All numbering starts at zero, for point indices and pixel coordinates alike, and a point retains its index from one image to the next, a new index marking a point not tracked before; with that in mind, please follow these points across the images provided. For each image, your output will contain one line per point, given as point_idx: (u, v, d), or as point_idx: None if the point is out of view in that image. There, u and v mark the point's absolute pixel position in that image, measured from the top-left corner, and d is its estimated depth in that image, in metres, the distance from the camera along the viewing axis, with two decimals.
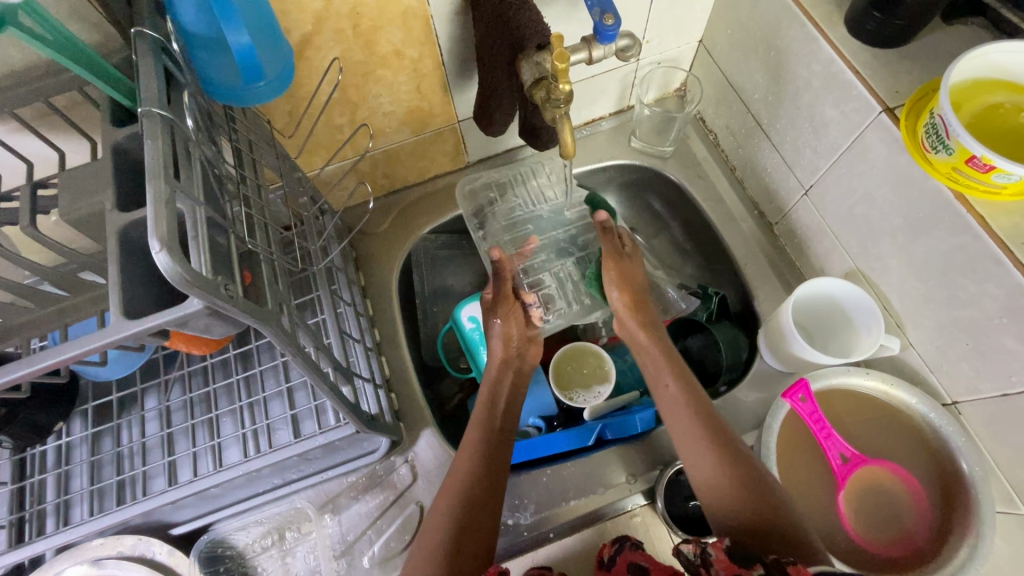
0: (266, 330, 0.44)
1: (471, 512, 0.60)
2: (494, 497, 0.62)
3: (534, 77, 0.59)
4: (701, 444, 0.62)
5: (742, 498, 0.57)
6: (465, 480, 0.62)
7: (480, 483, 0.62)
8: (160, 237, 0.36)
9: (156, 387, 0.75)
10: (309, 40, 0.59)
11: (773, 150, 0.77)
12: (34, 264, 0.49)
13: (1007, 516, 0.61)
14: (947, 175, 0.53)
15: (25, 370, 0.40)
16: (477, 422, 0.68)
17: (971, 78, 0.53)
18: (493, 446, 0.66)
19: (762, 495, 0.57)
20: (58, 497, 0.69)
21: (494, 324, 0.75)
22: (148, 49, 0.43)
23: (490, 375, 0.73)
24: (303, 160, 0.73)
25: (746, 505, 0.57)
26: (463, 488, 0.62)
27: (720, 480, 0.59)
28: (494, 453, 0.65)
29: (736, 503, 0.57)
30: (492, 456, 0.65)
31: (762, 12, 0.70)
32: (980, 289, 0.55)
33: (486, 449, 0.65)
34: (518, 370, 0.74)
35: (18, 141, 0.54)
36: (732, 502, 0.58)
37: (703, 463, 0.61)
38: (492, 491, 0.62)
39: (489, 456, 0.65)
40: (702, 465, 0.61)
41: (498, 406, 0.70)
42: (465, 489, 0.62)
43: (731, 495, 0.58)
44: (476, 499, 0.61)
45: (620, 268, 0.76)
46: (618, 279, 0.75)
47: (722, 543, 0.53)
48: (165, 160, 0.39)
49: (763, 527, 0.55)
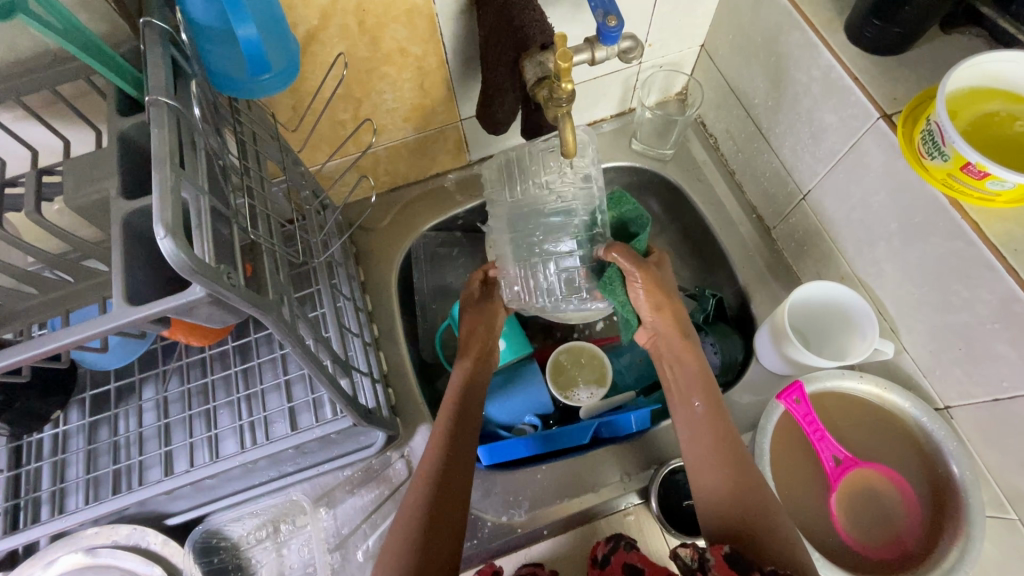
0: (266, 320, 0.45)
1: (435, 511, 0.61)
2: (456, 493, 0.63)
3: (537, 76, 0.60)
4: (711, 454, 0.62)
5: (744, 508, 0.58)
6: (429, 480, 0.63)
7: (441, 482, 0.63)
8: (166, 224, 0.36)
9: (154, 377, 0.76)
10: (314, 35, 0.60)
11: (772, 155, 0.78)
12: (38, 249, 0.49)
13: (996, 520, 0.62)
14: (942, 181, 0.54)
15: (26, 353, 0.40)
16: (439, 422, 0.69)
17: (967, 87, 0.54)
18: (451, 445, 0.66)
19: (759, 504, 0.58)
20: (53, 485, 0.69)
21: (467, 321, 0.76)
22: (157, 39, 0.43)
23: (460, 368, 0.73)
24: (305, 154, 0.74)
25: (744, 517, 0.58)
26: (426, 490, 0.62)
27: (723, 488, 0.60)
28: (454, 451, 0.65)
29: (735, 512, 0.58)
30: (450, 454, 0.65)
31: (763, 18, 0.71)
32: (973, 294, 0.56)
33: (446, 448, 0.65)
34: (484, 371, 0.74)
35: (24, 128, 0.55)
36: (733, 511, 0.58)
37: (710, 469, 0.62)
38: (454, 488, 0.63)
39: (448, 455, 0.65)
40: (708, 473, 0.62)
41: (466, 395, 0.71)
42: (430, 489, 0.62)
43: (732, 504, 0.59)
44: (440, 497, 0.62)
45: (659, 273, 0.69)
46: (663, 278, 0.70)
47: (722, 548, 0.54)
48: (171, 148, 0.40)
49: (756, 539, 0.56)
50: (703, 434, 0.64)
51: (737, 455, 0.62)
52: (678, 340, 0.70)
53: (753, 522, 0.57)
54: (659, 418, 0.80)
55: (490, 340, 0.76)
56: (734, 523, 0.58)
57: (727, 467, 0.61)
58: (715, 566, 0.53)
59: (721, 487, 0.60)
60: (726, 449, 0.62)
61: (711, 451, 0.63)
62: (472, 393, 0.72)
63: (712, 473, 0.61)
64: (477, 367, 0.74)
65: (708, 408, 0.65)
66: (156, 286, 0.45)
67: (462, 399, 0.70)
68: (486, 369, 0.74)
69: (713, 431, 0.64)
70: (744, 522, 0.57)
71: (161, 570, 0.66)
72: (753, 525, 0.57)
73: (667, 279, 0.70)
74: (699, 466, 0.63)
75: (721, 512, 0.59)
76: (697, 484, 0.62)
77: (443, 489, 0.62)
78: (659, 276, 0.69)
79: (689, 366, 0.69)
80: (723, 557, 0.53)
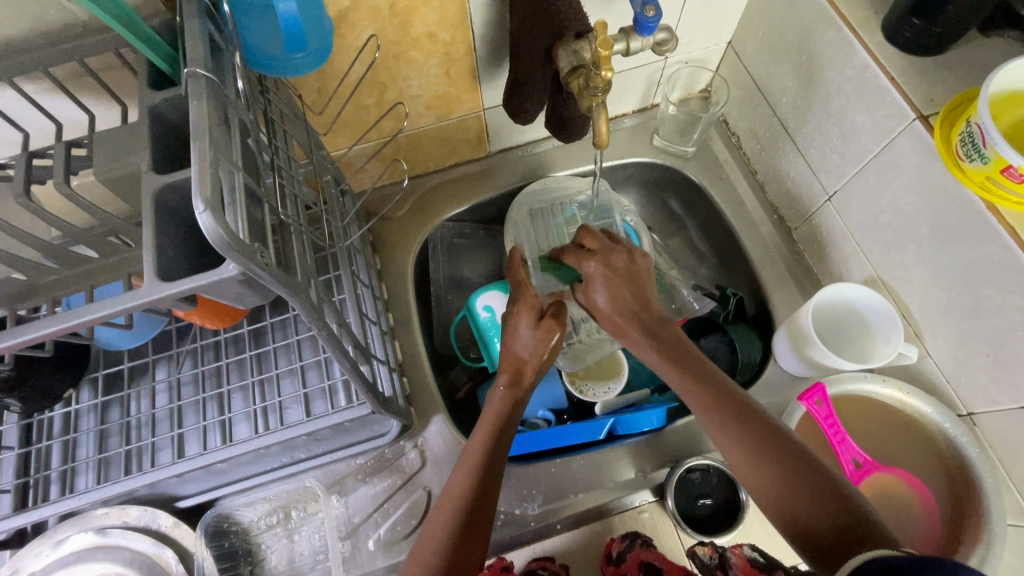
0: (294, 301, 0.44)
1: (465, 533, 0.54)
2: (486, 520, 0.56)
3: (571, 65, 0.59)
4: (744, 446, 0.54)
5: (804, 504, 0.49)
6: (456, 515, 0.55)
7: (469, 519, 0.55)
8: (205, 199, 0.35)
9: (167, 358, 0.75)
10: (345, 16, 0.59)
11: (798, 155, 0.77)
12: (64, 223, 0.48)
13: (1016, 529, 0.62)
14: (980, 184, 0.53)
15: (52, 327, 0.39)
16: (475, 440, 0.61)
17: (1010, 90, 0.53)
18: (485, 477, 0.58)
19: (833, 485, 0.50)
20: (64, 465, 0.68)
21: (522, 332, 0.68)
22: (195, 11, 0.43)
23: (496, 398, 0.65)
24: (328, 138, 0.73)
25: (817, 510, 0.49)
26: (452, 524, 0.54)
27: (774, 480, 0.51)
28: (487, 481, 0.57)
29: (790, 500, 0.50)
30: (481, 485, 0.57)
31: (797, 15, 0.70)
32: (1005, 300, 0.55)
33: (479, 478, 0.57)
34: (523, 391, 0.67)
35: (49, 100, 0.54)
36: (795, 510, 0.50)
37: (743, 459, 0.54)
38: (486, 509, 0.56)
39: (477, 488, 0.57)
40: (749, 467, 0.53)
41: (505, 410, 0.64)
42: (457, 523, 0.55)
43: (791, 498, 0.50)
44: (465, 533, 0.54)
45: (608, 286, 0.67)
46: (607, 290, 0.67)
47: (742, 548, 0.55)
48: (210, 122, 0.39)
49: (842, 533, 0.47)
50: (724, 424, 0.55)
51: (774, 433, 0.53)
52: (651, 345, 0.62)
53: (837, 512, 0.48)
54: (674, 416, 0.79)
55: (539, 358, 0.67)
56: (799, 513, 0.50)
57: (772, 456, 0.53)
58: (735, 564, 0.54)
59: (772, 481, 0.52)
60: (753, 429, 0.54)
61: (736, 446, 0.55)
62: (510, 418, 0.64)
63: (750, 467, 0.53)
64: (516, 391, 0.66)
65: (700, 383, 0.58)
66: (186, 263, 0.44)
67: (503, 420, 0.63)
68: (524, 395, 0.66)
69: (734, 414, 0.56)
70: (818, 522, 0.48)
71: (171, 553, 0.65)
72: (828, 524, 0.48)
73: (626, 285, 0.67)
74: (736, 465, 0.55)
75: (782, 505, 0.51)
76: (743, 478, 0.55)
77: (469, 528, 0.54)
78: (610, 294, 0.67)
79: (655, 344, 0.62)
80: (743, 556, 0.54)
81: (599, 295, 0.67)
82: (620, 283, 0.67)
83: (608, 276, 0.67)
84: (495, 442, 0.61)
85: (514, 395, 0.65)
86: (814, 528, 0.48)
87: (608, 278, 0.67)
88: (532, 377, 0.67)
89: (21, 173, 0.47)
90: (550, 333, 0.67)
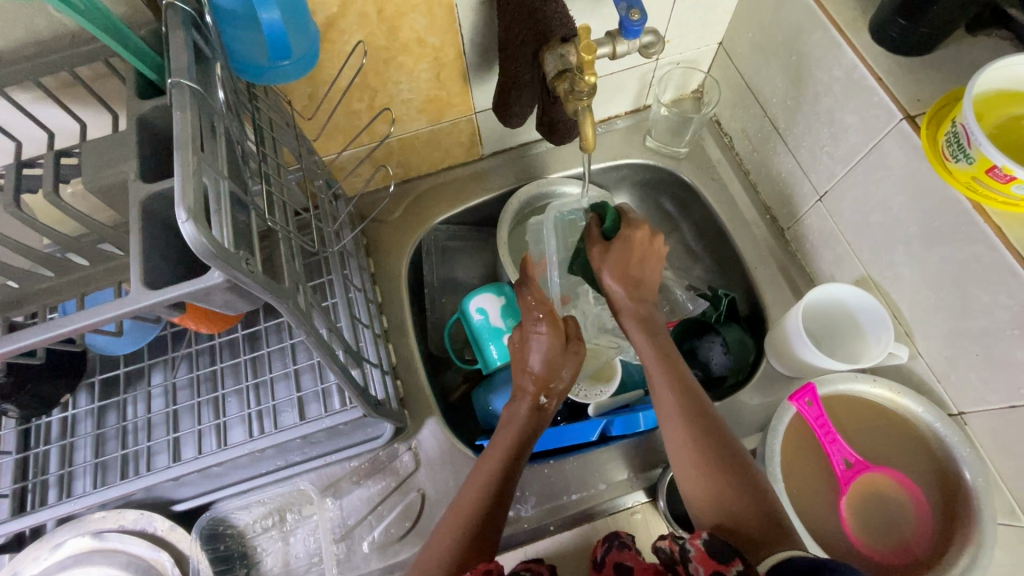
0: (282, 307, 0.44)
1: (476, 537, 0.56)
2: (495, 527, 0.57)
3: (557, 68, 0.60)
4: (701, 443, 0.57)
5: (736, 503, 0.53)
6: (471, 518, 0.57)
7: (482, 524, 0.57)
8: (187, 207, 0.36)
9: (163, 363, 0.75)
10: (333, 22, 0.59)
11: (789, 155, 0.77)
12: (54, 232, 0.49)
13: (1007, 528, 0.62)
14: (965, 184, 0.54)
15: (41, 336, 0.40)
16: (500, 444, 0.63)
17: (994, 89, 0.53)
18: (501, 486, 0.59)
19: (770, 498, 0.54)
20: (61, 469, 0.69)
21: (539, 338, 0.68)
22: (179, 22, 0.43)
23: (522, 418, 0.65)
24: (319, 143, 0.73)
25: (751, 511, 0.52)
26: (463, 527, 0.56)
27: (709, 476, 0.55)
28: (501, 495, 0.59)
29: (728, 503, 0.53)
30: (496, 494, 0.59)
31: (785, 16, 0.70)
32: (992, 300, 0.55)
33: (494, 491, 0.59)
34: (543, 413, 0.66)
35: (40, 109, 0.55)
36: (727, 504, 0.53)
37: (687, 453, 0.57)
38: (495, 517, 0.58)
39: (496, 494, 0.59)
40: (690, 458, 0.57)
41: (530, 429, 0.64)
42: (466, 527, 0.56)
43: (725, 492, 0.54)
44: (476, 537, 0.56)
45: (614, 256, 0.69)
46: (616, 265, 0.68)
47: (699, 536, 0.50)
48: (193, 132, 0.39)
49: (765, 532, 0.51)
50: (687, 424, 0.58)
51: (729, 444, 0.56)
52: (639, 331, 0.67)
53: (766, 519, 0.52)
54: None
55: (552, 371, 0.66)
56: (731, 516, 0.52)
57: (723, 459, 0.56)
58: (695, 557, 0.49)
59: (712, 479, 0.55)
60: (704, 425, 0.58)
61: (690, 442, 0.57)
62: (530, 435, 0.64)
63: (696, 467, 0.56)
64: (539, 415, 0.65)
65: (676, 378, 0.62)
66: (173, 270, 0.45)
67: (530, 433, 0.64)
68: (546, 419, 0.66)
69: (691, 408, 0.59)
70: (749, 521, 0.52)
71: (167, 556, 0.66)
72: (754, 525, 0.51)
73: (634, 260, 0.69)
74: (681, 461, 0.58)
75: (715, 505, 0.54)
76: (681, 474, 0.57)
77: (480, 533, 0.56)
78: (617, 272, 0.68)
79: (643, 334, 0.67)
80: (703, 546, 0.49)
81: (607, 268, 0.69)
82: (631, 257, 0.68)
83: (624, 249, 0.69)
84: (517, 450, 0.62)
85: (540, 411, 0.66)
86: (737, 523, 0.52)
87: (620, 249, 0.69)
88: (555, 400, 0.67)
89: (11, 183, 0.47)
90: (575, 355, 0.68)
